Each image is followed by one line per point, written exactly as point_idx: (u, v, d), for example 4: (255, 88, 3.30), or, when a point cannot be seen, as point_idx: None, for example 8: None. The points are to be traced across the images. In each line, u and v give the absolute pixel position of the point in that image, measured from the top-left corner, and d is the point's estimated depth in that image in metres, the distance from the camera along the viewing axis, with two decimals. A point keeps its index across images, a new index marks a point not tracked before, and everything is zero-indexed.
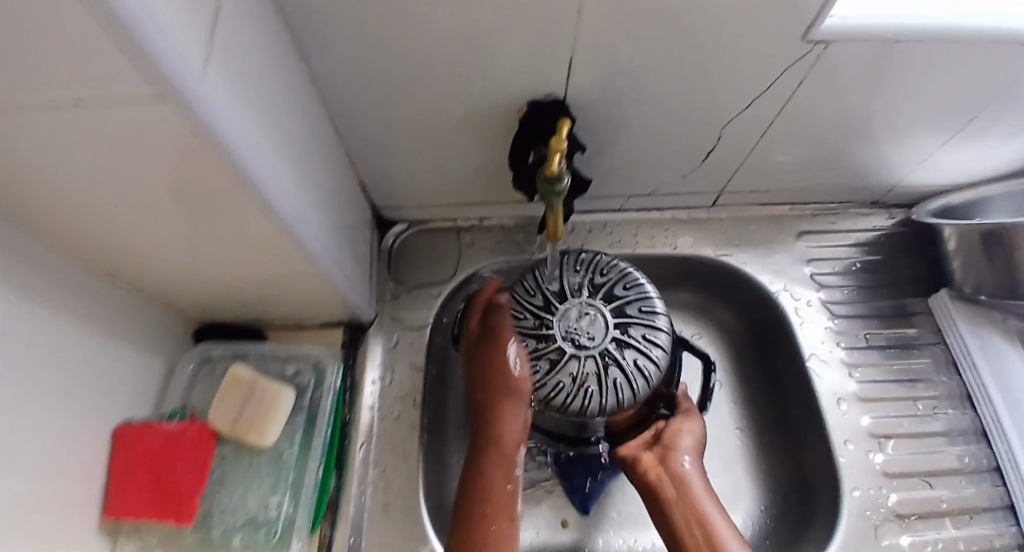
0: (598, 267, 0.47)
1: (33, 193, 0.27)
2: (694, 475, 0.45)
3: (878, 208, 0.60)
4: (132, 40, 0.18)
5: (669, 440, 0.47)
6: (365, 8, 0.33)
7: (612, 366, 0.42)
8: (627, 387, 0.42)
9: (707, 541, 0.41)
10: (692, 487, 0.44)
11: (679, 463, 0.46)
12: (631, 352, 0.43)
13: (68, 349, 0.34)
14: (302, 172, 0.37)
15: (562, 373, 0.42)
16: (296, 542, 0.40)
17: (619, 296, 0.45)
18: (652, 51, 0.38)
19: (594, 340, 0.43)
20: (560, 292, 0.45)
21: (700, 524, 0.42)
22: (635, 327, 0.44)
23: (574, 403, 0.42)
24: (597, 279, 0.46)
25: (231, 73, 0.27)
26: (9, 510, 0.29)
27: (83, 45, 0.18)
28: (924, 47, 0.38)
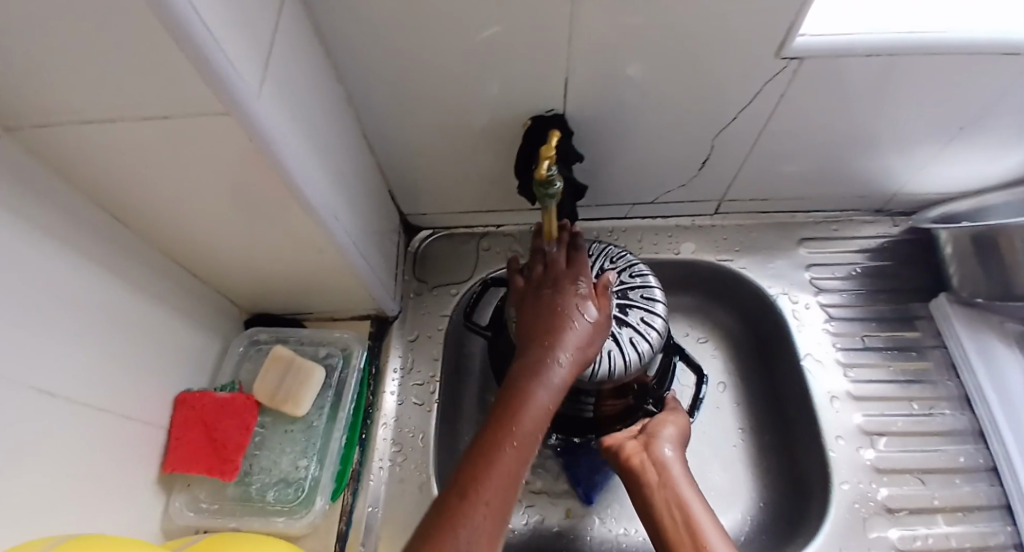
0: (608, 255, 0.51)
1: (127, 188, 0.35)
2: (675, 462, 0.47)
3: (883, 216, 0.62)
4: (203, 62, 0.24)
5: (652, 430, 0.50)
6: (390, 37, 0.39)
7: (607, 338, 0.46)
8: (619, 357, 0.45)
9: (686, 523, 0.43)
10: (672, 474, 0.46)
11: (660, 450, 0.48)
12: (627, 330, 0.46)
13: (139, 320, 0.41)
14: (339, 179, 0.44)
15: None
16: (320, 500, 0.46)
17: (621, 281, 0.49)
18: (640, 69, 0.42)
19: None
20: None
21: (680, 508, 0.44)
22: (635, 309, 0.48)
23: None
24: (603, 267, 0.50)
25: (281, 92, 0.33)
26: (86, 446, 0.35)
27: (171, 66, 0.24)
28: (898, 61, 0.42)
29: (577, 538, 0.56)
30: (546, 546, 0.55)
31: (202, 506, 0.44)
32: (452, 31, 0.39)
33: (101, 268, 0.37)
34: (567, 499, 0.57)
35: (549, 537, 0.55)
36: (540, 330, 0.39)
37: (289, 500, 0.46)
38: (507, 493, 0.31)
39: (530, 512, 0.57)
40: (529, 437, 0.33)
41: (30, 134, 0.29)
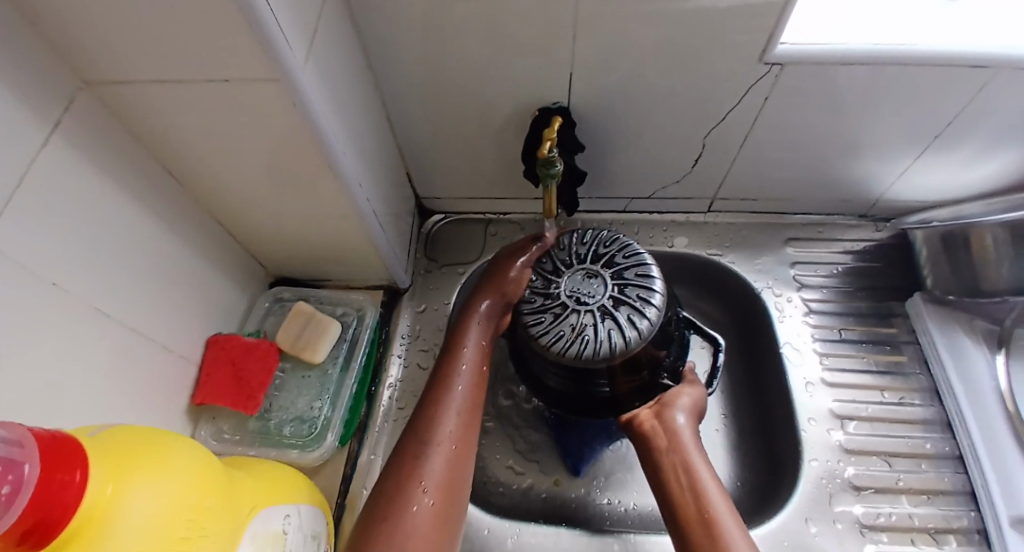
0: (602, 240, 0.53)
1: (184, 147, 0.41)
2: (688, 430, 0.50)
3: (867, 221, 0.66)
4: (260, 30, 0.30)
5: (667, 400, 0.52)
6: (416, 31, 0.45)
7: (607, 319, 0.48)
8: (620, 336, 0.47)
9: (690, 485, 0.46)
10: (682, 440, 0.49)
11: (672, 418, 0.51)
12: (626, 309, 0.48)
13: (181, 268, 0.47)
14: (365, 155, 0.49)
15: (563, 324, 0.48)
16: (330, 437, 0.51)
17: (617, 263, 0.51)
18: (636, 70, 0.47)
19: (593, 297, 0.49)
20: (568, 259, 0.52)
21: (686, 472, 0.47)
22: (631, 288, 0.49)
23: (574, 348, 0.47)
24: (599, 251, 0.52)
25: (321, 70, 0.39)
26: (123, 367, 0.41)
27: (238, 34, 0.30)
28: (872, 70, 0.46)
29: (564, 503, 0.59)
30: (534, 509, 0.59)
31: (224, 437, 0.50)
32: (469, 28, 0.44)
33: (156, 216, 0.43)
34: (556, 469, 0.61)
35: (537, 500, 0.59)
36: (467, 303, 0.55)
37: (303, 435, 0.51)
38: (457, 415, 0.46)
39: (522, 478, 0.61)
40: (462, 372, 0.49)
41: (110, 90, 0.35)
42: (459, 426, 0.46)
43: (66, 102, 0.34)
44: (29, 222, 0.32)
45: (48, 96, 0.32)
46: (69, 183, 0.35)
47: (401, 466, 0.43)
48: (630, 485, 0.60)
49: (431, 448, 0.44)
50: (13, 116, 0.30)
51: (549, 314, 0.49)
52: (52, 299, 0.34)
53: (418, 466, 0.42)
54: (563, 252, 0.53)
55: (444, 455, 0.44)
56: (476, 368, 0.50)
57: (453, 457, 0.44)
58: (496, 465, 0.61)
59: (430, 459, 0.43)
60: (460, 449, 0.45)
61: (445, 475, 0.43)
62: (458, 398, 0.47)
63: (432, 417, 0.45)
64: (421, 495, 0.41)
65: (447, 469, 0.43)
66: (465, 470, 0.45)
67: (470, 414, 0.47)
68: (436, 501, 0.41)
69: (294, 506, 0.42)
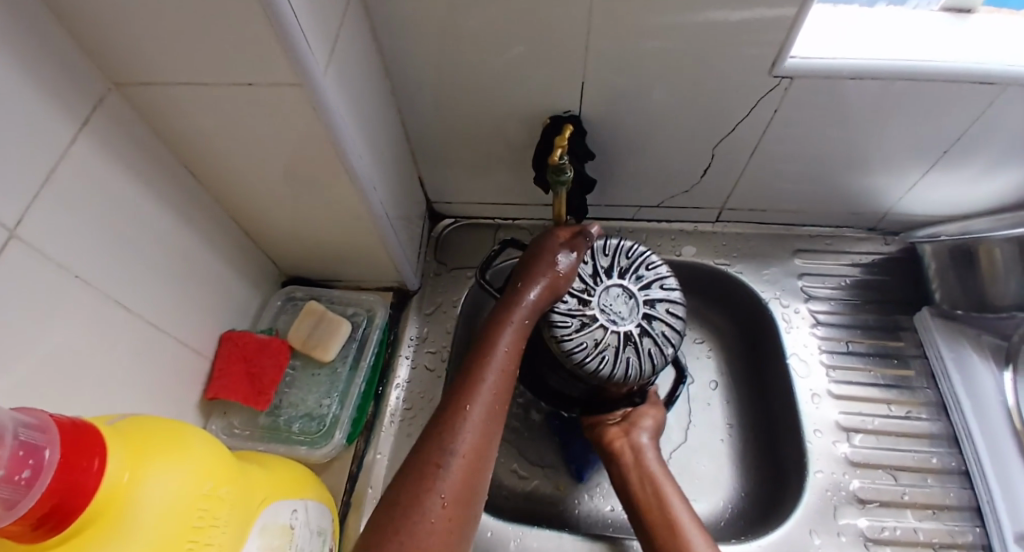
0: (643, 261, 0.54)
1: (207, 148, 0.42)
2: (652, 449, 0.51)
3: (876, 234, 0.66)
4: (284, 35, 0.31)
5: (633, 419, 0.53)
6: (432, 38, 0.46)
7: (630, 345, 0.50)
8: (636, 366, 0.50)
9: (654, 495, 0.47)
10: (646, 458, 0.50)
11: (638, 437, 0.51)
12: (646, 341, 0.51)
13: (198, 264, 0.48)
14: (380, 159, 0.50)
15: (589, 335, 0.50)
16: (338, 435, 0.52)
17: (652, 290, 0.53)
18: (647, 80, 0.48)
19: (622, 319, 0.51)
20: (603, 273, 0.53)
21: (650, 482, 0.48)
22: (657, 322, 0.52)
23: (590, 362, 0.49)
24: (636, 273, 0.54)
25: (341, 76, 0.40)
26: (139, 359, 0.42)
27: (262, 37, 0.31)
28: (882, 85, 0.46)
29: (567, 508, 0.60)
30: (537, 513, 0.59)
31: (235, 431, 0.51)
32: (486, 37, 0.45)
33: (177, 214, 0.44)
34: (560, 474, 0.61)
35: (540, 505, 0.60)
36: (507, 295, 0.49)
37: (312, 432, 0.52)
38: (484, 419, 0.42)
39: (526, 482, 0.61)
40: (493, 375, 0.44)
41: (136, 91, 0.37)
42: (481, 435, 0.42)
43: (95, 101, 0.35)
44: (55, 215, 0.33)
45: (80, 95, 0.34)
46: (95, 179, 0.36)
47: (419, 474, 0.39)
48: None
49: (454, 457, 0.40)
50: (45, 114, 0.31)
51: (577, 321, 0.50)
52: (74, 290, 0.35)
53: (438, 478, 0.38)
54: (604, 262, 0.54)
55: (465, 467, 0.40)
56: (509, 370, 0.46)
57: (473, 469, 0.40)
58: (500, 468, 0.61)
59: (450, 469, 0.39)
60: (483, 459, 0.41)
61: (463, 487, 0.39)
62: (487, 403, 0.43)
63: (459, 421, 0.41)
64: (437, 509, 0.37)
65: (466, 482, 0.39)
66: (482, 482, 0.41)
67: (496, 421, 0.43)
68: (451, 517, 0.38)
69: (301, 501, 0.43)
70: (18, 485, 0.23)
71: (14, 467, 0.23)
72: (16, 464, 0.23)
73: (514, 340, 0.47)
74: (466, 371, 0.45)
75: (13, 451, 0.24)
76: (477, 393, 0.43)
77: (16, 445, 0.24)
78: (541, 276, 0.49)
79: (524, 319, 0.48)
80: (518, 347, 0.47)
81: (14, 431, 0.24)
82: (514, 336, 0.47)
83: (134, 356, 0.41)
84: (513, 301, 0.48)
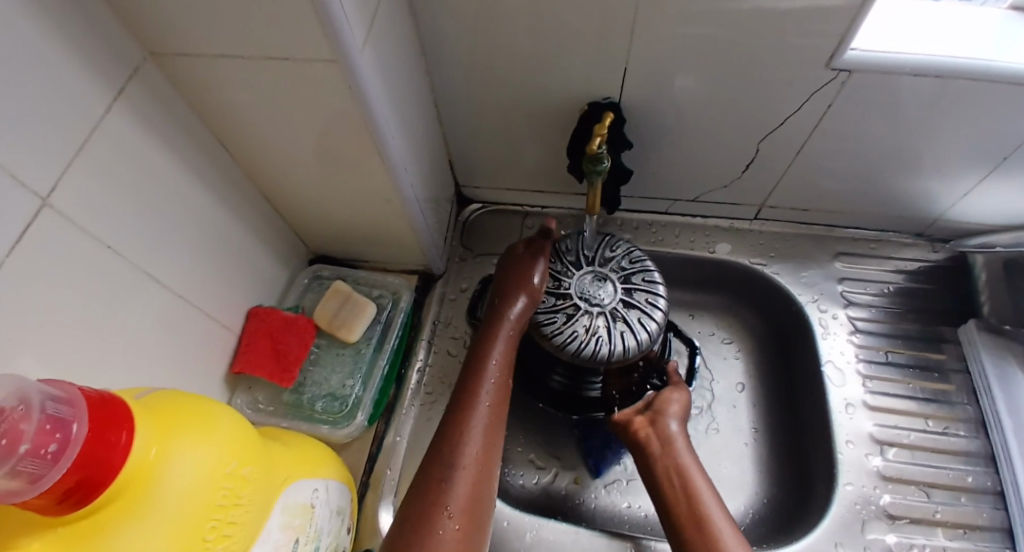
0: (606, 243, 0.54)
1: (241, 122, 0.42)
2: (681, 438, 0.49)
3: (924, 240, 0.63)
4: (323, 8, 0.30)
5: (658, 406, 0.52)
6: (472, 18, 0.44)
7: (619, 320, 0.49)
8: (632, 338, 0.48)
9: (683, 488, 0.46)
10: (675, 447, 0.48)
11: (666, 425, 0.50)
12: (635, 311, 0.49)
13: (229, 239, 0.48)
14: (413, 140, 0.49)
15: (576, 324, 0.49)
16: (360, 416, 0.52)
17: (623, 267, 0.52)
18: (695, 69, 0.46)
19: (604, 299, 0.50)
20: (576, 260, 0.52)
21: (678, 474, 0.46)
22: (638, 292, 0.50)
23: (587, 349, 0.48)
24: (605, 255, 0.53)
25: (378, 54, 0.39)
26: (168, 332, 0.42)
27: (298, 9, 0.30)
28: (950, 84, 0.43)
29: (582, 502, 0.59)
30: (551, 504, 0.59)
31: (259, 407, 0.52)
32: (525, 17, 0.43)
33: (210, 188, 0.44)
34: (577, 467, 0.61)
35: (555, 497, 0.60)
36: (490, 311, 0.49)
37: (334, 412, 0.52)
38: (485, 430, 0.42)
39: (542, 473, 0.61)
40: (487, 386, 0.45)
41: (172, 61, 0.36)
42: (483, 446, 0.42)
43: (131, 70, 0.35)
44: (89, 185, 0.33)
45: (115, 63, 0.33)
46: (129, 150, 0.36)
47: (423, 491, 0.39)
48: None
49: (456, 471, 0.40)
50: (80, 82, 0.31)
51: (562, 315, 0.49)
52: (105, 262, 0.35)
53: (443, 491, 0.38)
54: (571, 252, 0.53)
55: (471, 478, 0.40)
56: (502, 383, 0.46)
57: (479, 481, 0.40)
58: (517, 458, 0.61)
59: (456, 481, 0.39)
60: (487, 470, 0.41)
61: (471, 497, 0.39)
62: (485, 415, 0.43)
63: (458, 437, 0.41)
64: (446, 521, 0.37)
65: (473, 493, 0.39)
66: (489, 491, 0.41)
67: (495, 435, 0.43)
68: (461, 527, 0.38)
69: (322, 480, 0.43)
70: (45, 459, 0.24)
71: (40, 442, 0.24)
72: (42, 438, 0.24)
73: (503, 353, 0.47)
74: (459, 389, 0.45)
75: (39, 426, 0.24)
76: (472, 408, 0.43)
77: (43, 419, 0.24)
78: (521, 285, 0.49)
79: (510, 333, 0.48)
80: (510, 358, 0.47)
81: (42, 404, 0.24)
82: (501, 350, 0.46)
83: (163, 328, 0.41)
84: (496, 316, 0.48)
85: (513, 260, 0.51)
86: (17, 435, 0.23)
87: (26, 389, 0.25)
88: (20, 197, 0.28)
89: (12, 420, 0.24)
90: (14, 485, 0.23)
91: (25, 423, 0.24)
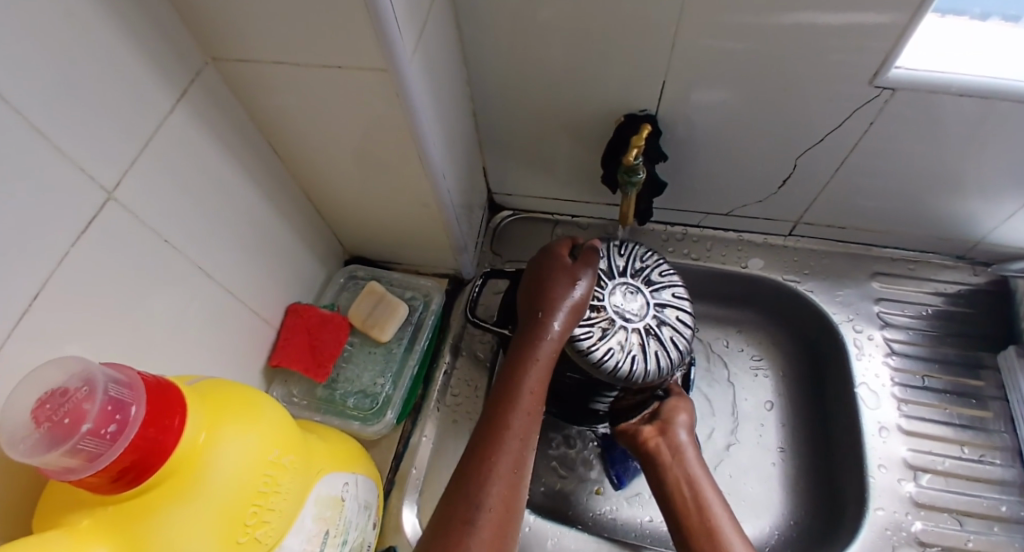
0: (638, 255, 0.54)
1: (292, 125, 0.43)
2: (690, 448, 0.50)
3: (964, 263, 0.62)
4: (378, 18, 0.31)
5: (667, 416, 0.53)
6: (515, 30, 0.45)
7: (652, 337, 0.50)
8: (665, 356, 0.49)
9: (694, 500, 0.47)
10: (685, 456, 0.50)
11: (675, 435, 0.51)
12: (667, 328, 0.50)
13: (273, 236, 0.50)
14: (452, 147, 0.51)
15: (611, 340, 0.49)
16: (390, 414, 0.54)
17: (654, 281, 0.53)
18: (733, 83, 0.46)
19: (637, 315, 0.50)
20: (608, 271, 0.52)
21: (689, 485, 0.48)
22: (669, 309, 0.52)
23: (624, 366, 0.48)
24: (636, 266, 0.53)
25: (424, 61, 0.40)
26: (214, 324, 0.44)
27: (356, 20, 0.31)
28: (999, 105, 0.42)
29: (603, 513, 0.59)
30: (572, 513, 0.59)
31: (294, 400, 0.53)
32: (567, 30, 0.44)
33: (259, 186, 0.46)
34: (599, 477, 0.61)
35: (576, 506, 0.60)
36: (525, 328, 0.46)
37: (365, 408, 0.54)
38: (514, 465, 0.40)
39: (564, 482, 0.61)
40: (519, 415, 0.42)
41: (231, 66, 0.38)
42: (510, 484, 0.39)
43: (194, 73, 0.37)
44: (151, 179, 0.35)
45: (181, 66, 0.35)
46: (189, 149, 0.38)
47: (447, 528, 0.37)
48: None
49: (483, 512, 0.37)
50: (150, 83, 0.33)
51: (597, 329, 0.49)
52: (161, 254, 0.37)
53: (468, 535, 0.36)
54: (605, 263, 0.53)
55: (497, 519, 0.38)
56: (534, 411, 0.43)
57: (504, 521, 0.38)
58: (540, 465, 0.61)
59: (482, 523, 0.37)
60: (513, 510, 0.39)
61: (497, 540, 0.37)
62: (515, 449, 0.40)
63: (485, 473, 0.39)
64: None
65: (499, 534, 0.38)
66: (513, 532, 0.39)
67: (522, 472, 0.41)
68: None
69: (352, 474, 0.44)
70: (104, 438, 0.25)
71: (101, 422, 0.25)
72: (103, 419, 0.25)
73: (539, 378, 0.44)
74: (489, 419, 0.42)
75: (102, 406, 0.26)
76: (502, 443, 0.40)
77: (105, 401, 0.26)
78: (561, 303, 0.46)
79: (548, 356, 0.45)
80: (545, 383, 0.44)
81: (105, 386, 0.26)
82: (540, 375, 0.44)
83: (210, 318, 0.43)
84: (533, 337, 0.45)
85: (555, 270, 0.48)
86: (81, 414, 0.25)
87: (89, 371, 0.26)
88: (87, 189, 0.30)
89: (76, 400, 0.25)
90: (73, 462, 0.25)
91: (88, 403, 0.25)
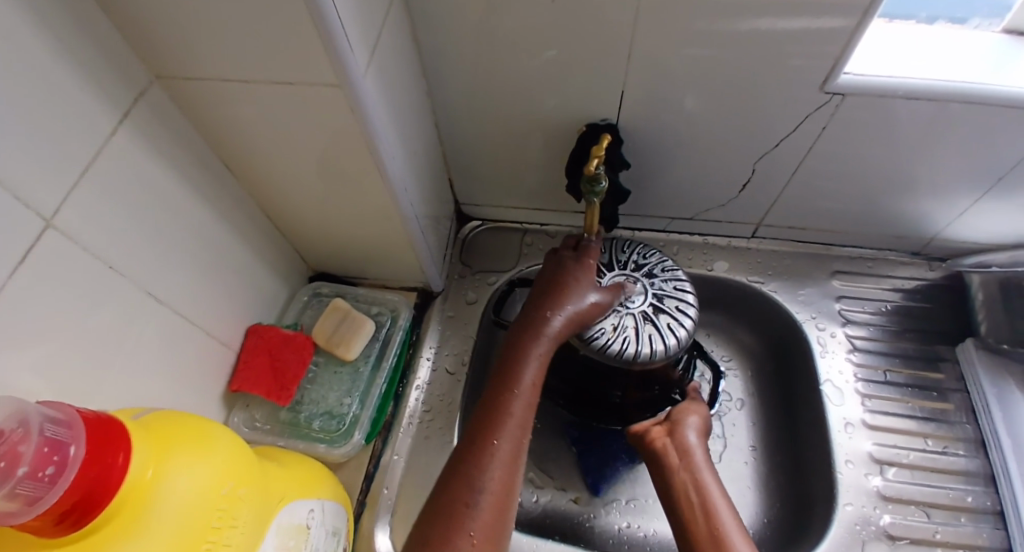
0: (641, 251, 0.55)
1: (245, 142, 0.42)
2: (699, 450, 0.50)
3: (920, 259, 0.64)
4: (328, 37, 0.31)
5: (677, 418, 0.53)
6: (473, 43, 0.45)
7: (648, 322, 0.50)
8: (660, 341, 0.49)
9: (702, 505, 0.46)
10: (693, 458, 0.49)
11: (684, 437, 0.51)
12: (665, 317, 0.50)
13: (230, 257, 0.48)
14: (414, 160, 0.50)
15: (605, 321, 0.50)
16: (357, 435, 0.53)
17: (656, 275, 0.54)
18: (690, 90, 0.47)
19: (634, 302, 0.51)
20: (608, 263, 0.54)
21: (695, 488, 0.47)
22: (669, 299, 0.52)
23: (614, 346, 0.49)
24: (638, 260, 0.55)
25: (381, 77, 0.39)
26: (167, 350, 0.42)
27: (306, 37, 0.31)
28: (943, 107, 0.44)
29: (580, 523, 0.59)
30: (549, 525, 0.58)
31: (256, 425, 0.52)
32: (525, 42, 0.44)
33: (212, 206, 0.45)
34: (575, 487, 0.60)
35: (553, 518, 0.59)
36: (526, 320, 0.46)
37: (331, 430, 0.53)
38: (512, 452, 0.39)
39: (541, 493, 0.60)
40: (520, 403, 0.41)
41: (179, 84, 0.37)
42: (508, 469, 0.38)
43: (139, 92, 0.35)
44: (93, 205, 0.33)
45: (124, 86, 0.34)
46: (134, 171, 0.36)
47: (445, 511, 0.36)
48: (649, 512, 0.59)
49: (483, 493, 0.37)
50: (90, 104, 0.32)
51: None
52: (106, 281, 0.36)
53: (468, 516, 0.35)
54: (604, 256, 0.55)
55: (495, 503, 0.37)
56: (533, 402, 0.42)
57: (501, 506, 0.37)
58: None
59: (481, 505, 0.36)
60: (510, 497, 0.38)
61: (495, 524, 0.36)
62: (513, 435, 0.40)
63: (484, 455, 0.38)
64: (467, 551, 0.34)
65: (496, 519, 0.36)
66: (509, 519, 0.38)
67: (520, 458, 0.40)
68: None
69: (318, 501, 0.43)
70: (42, 482, 0.24)
71: (38, 465, 0.24)
72: (41, 460, 0.24)
73: (540, 370, 0.44)
74: (488, 406, 0.41)
75: (38, 448, 0.24)
76: (502, 428, 0.40)
77: (41, 442, 0.24)
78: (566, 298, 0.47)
79: (548, 346, 0.45)
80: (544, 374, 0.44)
81: (40, 426, 0.25)
82: (540, 364, 0.43)
83: (163, 345, 0.42)
84: (537, 328, 0.45)
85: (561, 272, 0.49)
86: (15, 457, 0.23)
87: (24, 410, 0.25)
88: (19, 218, 0.29)
89: (11, 442, 0.24)
90: (12, 508, 0.23)
91: (24, 445, 0.24)
